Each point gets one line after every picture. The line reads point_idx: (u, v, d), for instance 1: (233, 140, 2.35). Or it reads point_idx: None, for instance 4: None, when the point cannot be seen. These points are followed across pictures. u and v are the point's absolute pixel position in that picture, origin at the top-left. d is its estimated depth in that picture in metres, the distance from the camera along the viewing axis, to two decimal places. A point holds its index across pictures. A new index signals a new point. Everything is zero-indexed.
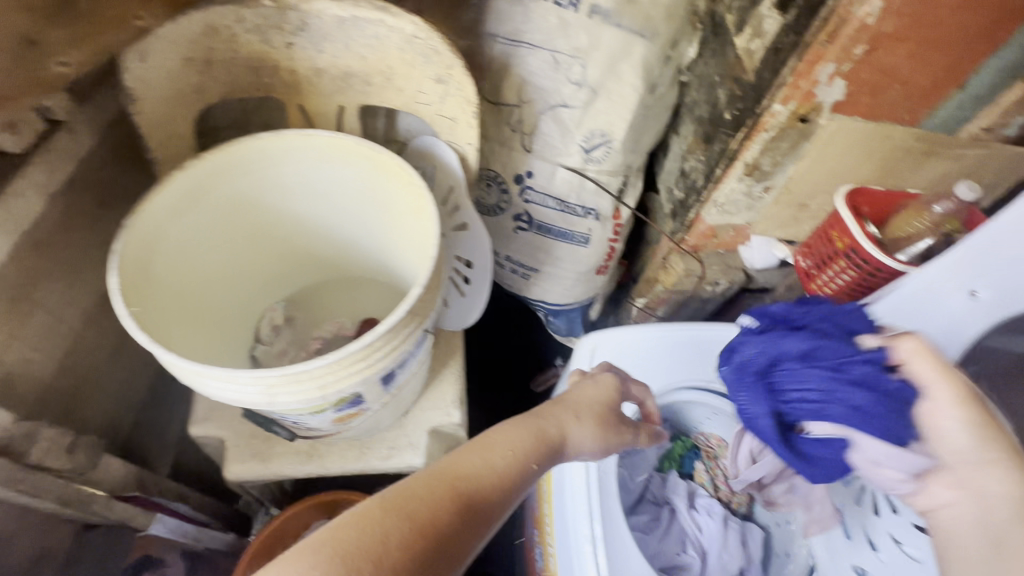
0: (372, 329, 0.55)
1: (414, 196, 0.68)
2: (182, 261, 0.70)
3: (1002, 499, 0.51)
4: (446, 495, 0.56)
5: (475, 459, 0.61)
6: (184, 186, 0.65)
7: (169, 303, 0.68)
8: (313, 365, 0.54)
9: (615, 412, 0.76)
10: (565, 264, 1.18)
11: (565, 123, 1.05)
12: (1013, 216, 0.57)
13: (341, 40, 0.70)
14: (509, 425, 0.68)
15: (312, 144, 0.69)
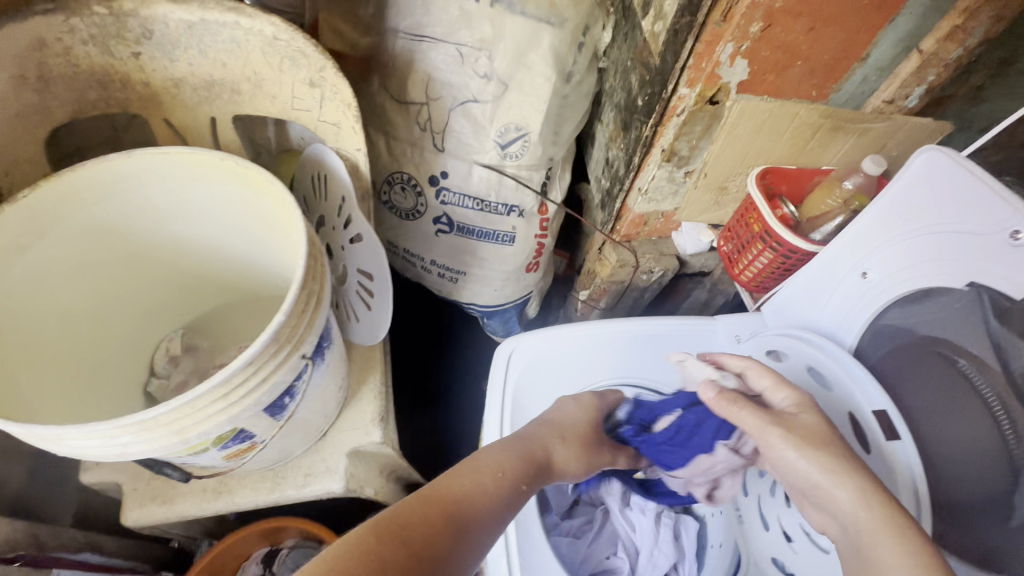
0: (230, 363, 0.50)
1: (285, 209, 0.63)
2: (35, 302, 0.64)
3: (849, 512, 0.52)
4: (439, 518, 0.55)
5: (466, 482, 0.60)
6: (23, 218, 0.58)
7: (24, 349, 0.62)
8: (159, 411, 0.48)
9: (598, 431, 0.75)
10: (492, 265, 1.16)
11: (477, 119, 1.01)
12: (897, 191, 0.57)
13: (196, 46, 0.64)
14: (499, 446, 0.67)
15: (169, 161, 0.63)
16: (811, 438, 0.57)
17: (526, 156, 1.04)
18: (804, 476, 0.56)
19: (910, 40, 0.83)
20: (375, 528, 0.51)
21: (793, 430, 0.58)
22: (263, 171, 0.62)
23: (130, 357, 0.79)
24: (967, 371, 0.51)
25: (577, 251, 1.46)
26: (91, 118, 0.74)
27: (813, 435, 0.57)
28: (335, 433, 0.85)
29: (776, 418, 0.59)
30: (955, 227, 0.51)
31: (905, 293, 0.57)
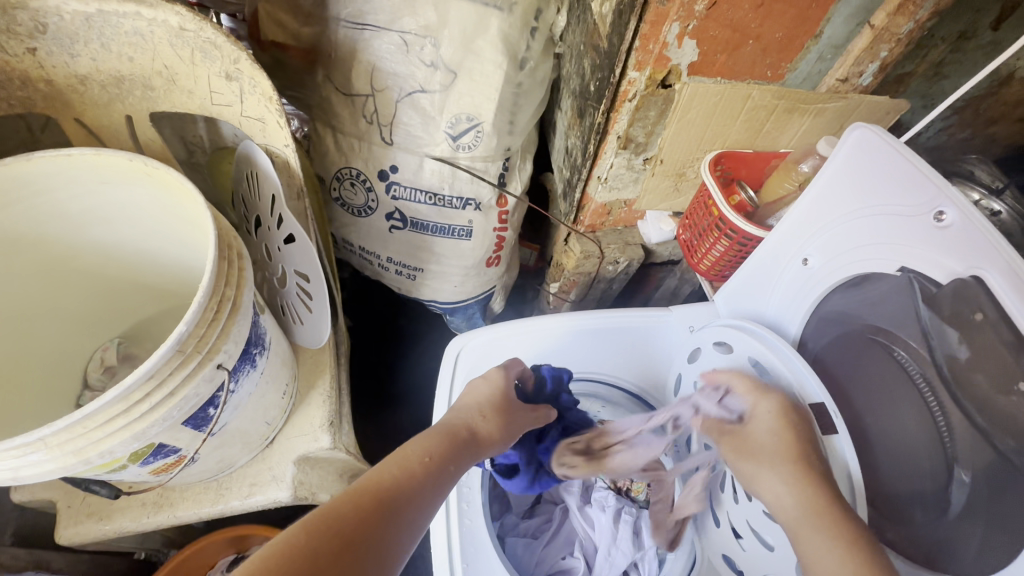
0: (128, 375, 0.48)
1: (201, 212, 0.60)
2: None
3: (786, 498, 0.53)
4: (368, 506, 0.51)
5: (396, 467, 0.57)
6: None
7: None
8: (51, 429, 0.46)
9: (513, 398, 0.73)
10: (450, 260, 1.13)
11: (426, 110, 0.97)
12: (828, 178, 0.56)
13: (97, 39, 0.60)
14: (424, 434, 0.64)
15: (75, 163, 0.59)
16: (751, 448, 0.58)
17: (479, 147, 1.01)
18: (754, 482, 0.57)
19: (863, 15, 0.80)
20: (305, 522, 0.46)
21: (744, 443, 0.59)
22: (175, 172, 0.58)
23: (59, 369, 0.76)
24: (904, 361, 0.51)
25: (547, 244, 1.42)
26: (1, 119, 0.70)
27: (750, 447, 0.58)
28: (282, 441, 0.82)
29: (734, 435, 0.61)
30: (887, 212, 0.50)
31: (840, 280, 0.57)
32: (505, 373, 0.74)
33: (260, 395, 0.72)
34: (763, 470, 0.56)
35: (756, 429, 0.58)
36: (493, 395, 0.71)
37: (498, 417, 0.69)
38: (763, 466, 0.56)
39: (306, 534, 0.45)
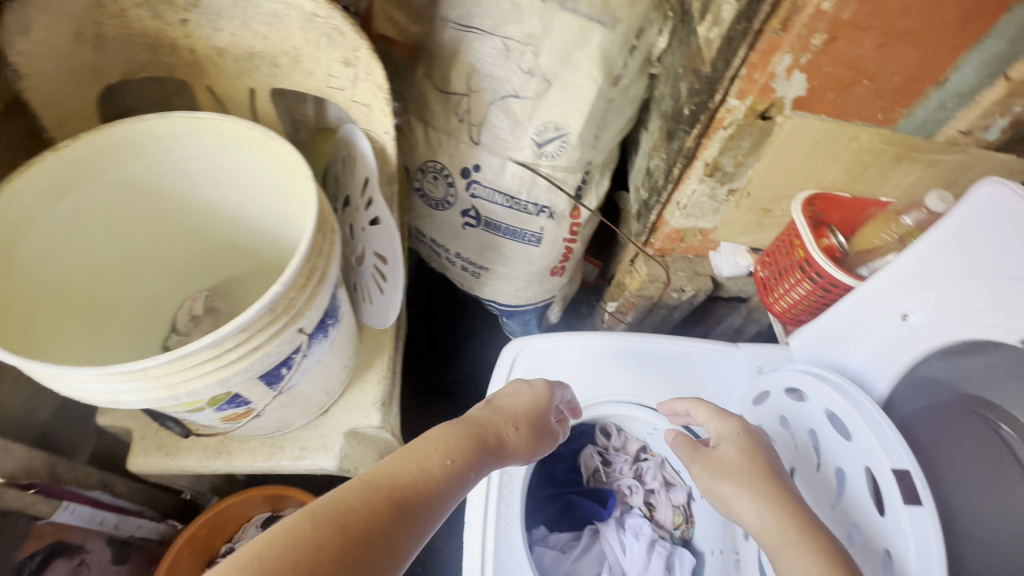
0: (221, 326, 0.51)
1: (304, 188, 0.64)
2: (67, 242, 0.66)
3: (757, 518, 0.57)
4: (383, 503, 0.52)
5: (415, 470, 0.57)
6: (61, 168, 0.60)
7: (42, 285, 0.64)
8: (149, 364, 0.50)
9: (547, 416, 0.72)
10: (516, 264, 1.13)
11: (516, 115, 1.00)
12: (939, 236, 0.52)
13: (240, 17, 0.65)
14: (454, 431, 0.63)
15: (201, 124, 0.64)
16: (717, 467, 0.62)
17: (562, 157, 1.02)
18: (725, 502, 0.61)
19: (997, 67, 0.75)
20: (315, 517, 0.48)
21: (709, 463, 0.64)
22: (287, 145, 0.63)
23: (153, 309, 0.82)
24: (1007, 436, 0.48)
25: (611, 262, 1.40)
26: (144, 81, 0.77)
27: (725, 463, 0.62)
28: (336, 411, 0.86)
29: (700, 454, 0.65)
30: (1009, 276, 0.46)
31: (941, 345, 0.53)
32: (548, 392, 0.73)
33: (323, 364, 0.74)
34: (744, 492, 0.59)
35: (722, 448, 0.63)
36: (531, 404, 0.71)
37: (533, 432, 0.69)
38: (744, 487, 0.59)
39: (312, 529, 0.47)
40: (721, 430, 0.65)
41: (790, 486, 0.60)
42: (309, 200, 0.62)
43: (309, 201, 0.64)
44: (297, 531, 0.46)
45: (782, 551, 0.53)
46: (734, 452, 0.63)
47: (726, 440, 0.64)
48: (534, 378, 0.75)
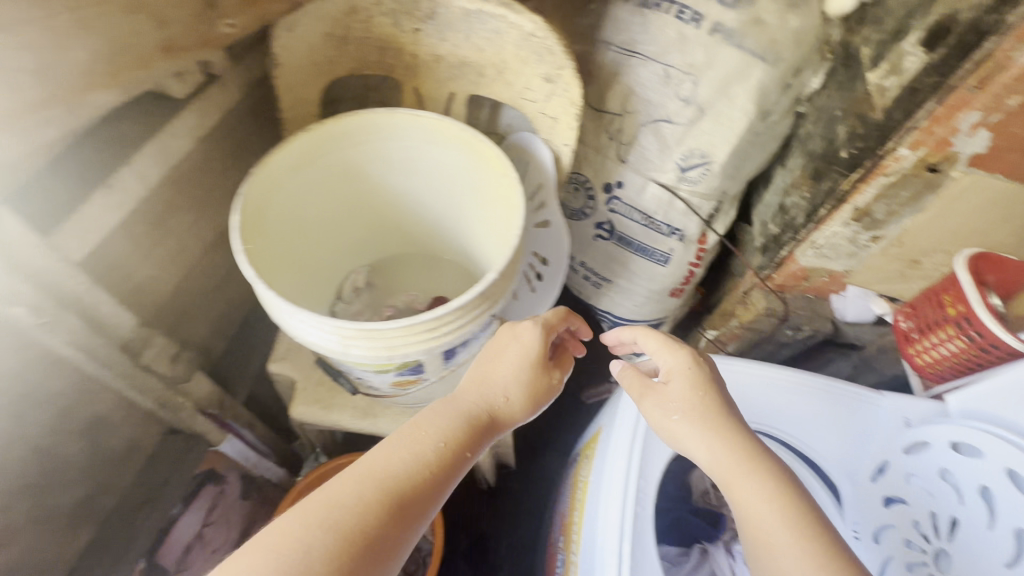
0: (445, 304, 0.60)
1: (505, 187, 0.72)
2: (293, 213, 0.75)
3: (709, 458, 0.61)
4: (378, 497, 0.52)
5: (408, 461, 0.56)
6: (305, 146, 0.70)
7: (276, 248, 0.74)
8: (387, 327, 0.58)
9: (543, 368, 0.68)
10: (640, 281, 1.17)
11: (665, 139, 1.03)
12: None
13: (465, 31, 0.74)
14: (445, 418, 0.62)
15: (416, 121, 0.73)
16: (665, 400, 0.65)
17: (703, 184, 1.05)
18: (676, 438, 0.64)
19: None
20: (308, 519, 0.49)
21: (659, 397, 0.66)
22: (494, 147, 0.70)
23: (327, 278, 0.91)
24: None
25: (715, 290, 1.41)
26: (353, 76, 0.87)
27: (680, 401, 0.64)
28: None
29: (651, 389, 0.67)
30: None
31: None
32: (540, 339, 0.68)
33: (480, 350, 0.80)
34: (696, 430, 0.62)
35: (674, 384, 0.65)
36: (519, 359, 0.67)
37: (524, 392, 0.67)
38: (697, 426, 0.62)
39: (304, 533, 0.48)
40: (671, 366, 0.66)
41: (735, 414, 0.63)
42: (511, 193, 0.70)
43: (507, 194, 0.72)
44: (291, 534, 0.48)
45: (736, 483, 0.58)
46: (685, 391, 0.64)
47: (679, 376, 0.65)
48: (522, 327, 0.69)
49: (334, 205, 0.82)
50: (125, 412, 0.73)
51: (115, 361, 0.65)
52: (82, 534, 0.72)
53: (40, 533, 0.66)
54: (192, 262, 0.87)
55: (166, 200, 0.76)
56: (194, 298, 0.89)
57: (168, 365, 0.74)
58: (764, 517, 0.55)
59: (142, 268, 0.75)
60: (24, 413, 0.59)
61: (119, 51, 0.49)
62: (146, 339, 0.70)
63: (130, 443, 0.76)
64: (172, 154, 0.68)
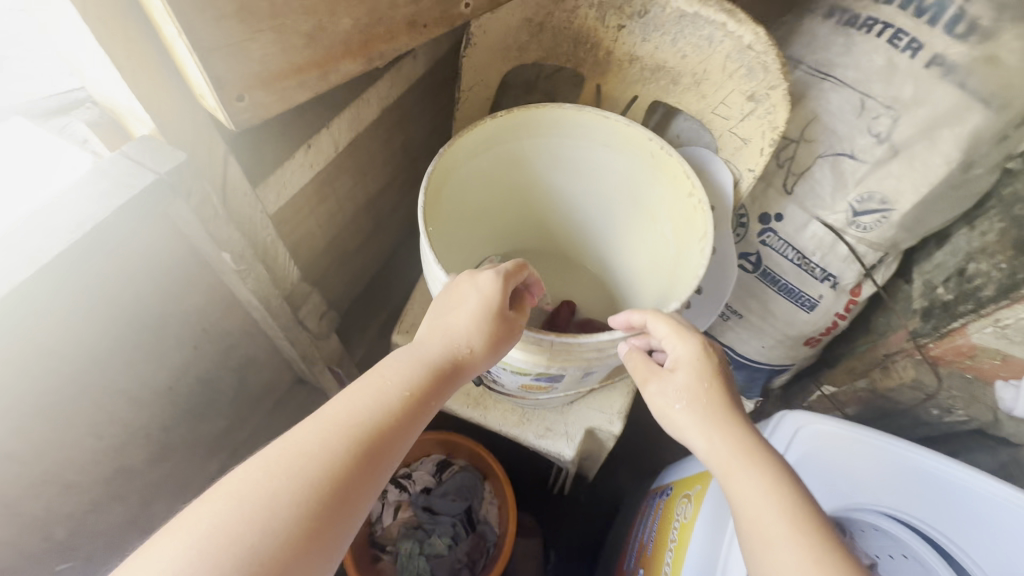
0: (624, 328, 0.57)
1: (687, 206, 0.67)
2: (459, 196, 0.74)
3: (707, 448, 0.54)
4: (343, 446, 0.46)
5: (367, 409, 0.49)
6: (487, 132, 0.69)
7: (441, 228, 0.73)
8: (562, 339, 0.57)
9: (510, 319, 0.58)
10: (776, 322, 1.08)
11: (843, 175, 0.91)
12: None
13: (673, 34, 0.69)
14: (401, 367, 0.53)
15: (601, 121, 0.69)
16: (663, 381, 0.58)
17: (875, 232, 0.92)
18: (679, 429, 0.57)
19: None
20: (260, 472, 0.43)
21: (661, 381, 0.58)
22: (683, 163, 0.65)
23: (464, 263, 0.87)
24: None
25: (844, 343, 1.25)
26: (529, 65, 0.83)
27: (679, 387, 0.57)
28: (581, 406, 0.89)
29: (654, 372, 0.59)
30: None
31: None
32: (500, 286, 0.58)
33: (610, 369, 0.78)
34: (693, 415, 0.56)
35: (679, 372, 0.57)
36: (481, 305, 0.57)
37: (485, 345, 0.57)
38: (699, 414, 0.55)
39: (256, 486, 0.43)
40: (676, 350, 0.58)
41: (742, 410, 0.57)
42: (696, 214, 0.65)
43: (689, 214, 0.67)
44: (244, 487, 0.43)
45: (731, 475, 0.52)
46: (690, 379, 0.57)
47: (688, 363, 0.57)
48: (479, 274, 0.58)
49: (491, 193, 0.80)
50: (270, 355, 0.76)
51: (284, 311, 0.68)
52: (215, 460, 0.77)
53: (185, 454, 0.70)
54: (344, 222, 0.90)
55: (339, 160, 0.78)
56: (338, 257, 0.93)
57: (315, 321, 0.76)
58: (761, 509, 0.49)
59: (307, 223, 0.78)
60: (201, 345, 0.63)
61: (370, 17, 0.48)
62: (305, 295, 0.72)
63: (266, 384, 0.79)
64: (361, 121, 0.69)
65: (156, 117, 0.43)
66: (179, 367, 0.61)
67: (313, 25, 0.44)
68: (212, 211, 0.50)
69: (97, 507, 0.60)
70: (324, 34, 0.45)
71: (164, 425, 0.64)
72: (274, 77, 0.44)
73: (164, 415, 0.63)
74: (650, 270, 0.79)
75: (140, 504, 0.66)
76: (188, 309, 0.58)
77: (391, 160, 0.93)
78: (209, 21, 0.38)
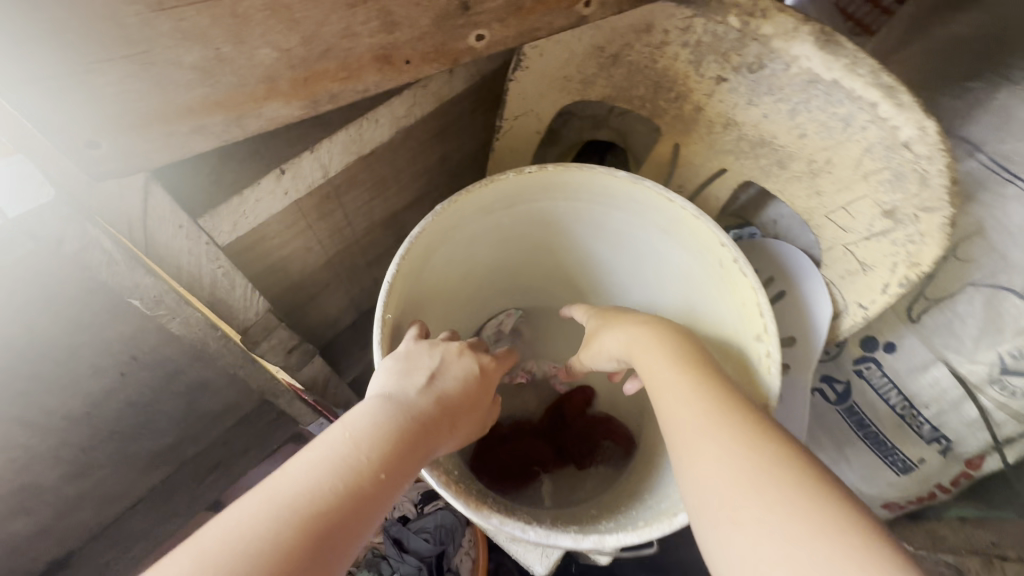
0: (596, 539, 0.40)
1: (750, 353, 0.46)
2: (461, 256, 0.56)
3: (618, 346, 0.47)
4: (306, 546, 0.28)
5: (338, 482, 0.31)
6: (506, 187, 0.50)
7: (431, 298, 0.56)
8: (522, 532, 0.40)
9: (490, 390, 0.45)
10: (849, 470, 0.74)
11: (1002, 316, 0.55)
12: None
13: (793, 103, 0.48)
14: (378, 420, 0.35)
15: (661, 202, 0.49)
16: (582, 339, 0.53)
17: None
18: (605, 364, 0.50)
19: None
20: None
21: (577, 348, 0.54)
22: (761, 293, 0.44)
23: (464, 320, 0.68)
24: None
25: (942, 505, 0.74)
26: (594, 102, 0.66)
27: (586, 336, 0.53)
28: None
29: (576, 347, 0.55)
30: None
31: None
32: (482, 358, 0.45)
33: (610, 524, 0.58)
34: (603, 328, 0.50)
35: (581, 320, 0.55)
36: (467, 373, 0.43)
37: (468, 398, 0.42)
38: (609, 321, 0.50)
39: None
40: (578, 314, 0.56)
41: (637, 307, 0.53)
42: (757, 372, 0.45)
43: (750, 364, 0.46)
44: None
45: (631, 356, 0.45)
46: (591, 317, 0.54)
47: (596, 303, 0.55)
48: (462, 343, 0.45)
49: (510, 248, 0.61)
50: (229, 380, 0.67)
51: (232, 352, 0.59)
52: (156, 472, 0.71)
53: (116, 469, 0.64)
54: (353, 237, 0.78)
55: (346, 175, 0.66)
56: (343, 271, 0.82)
57: (281, 355, 0.65)
58: (660, 373, 0.41)
59: (299, 237, 0.68)
60: (130, 372, 0.54)
61: (304, 51, 0.38)
62: (267, 329, 0.60)
63: (225, 404, 0.71)
64: (363, 144, 0.56)
65: (35, 165, 0.37)
66: (99, 395, 0.54)
67: (201, 56, 0.35)
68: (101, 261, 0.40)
69: None
70: (223, 66, 0.36)
71: (81, 446, 0.57)
72: (152, 117, 0.36)
73: (80, 437, 0.56)
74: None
75: (53, 515, 0.61)
76: (110, 337, 0.49)
77: (421, 174, 0.79)
78: (29, 55, 0.31)
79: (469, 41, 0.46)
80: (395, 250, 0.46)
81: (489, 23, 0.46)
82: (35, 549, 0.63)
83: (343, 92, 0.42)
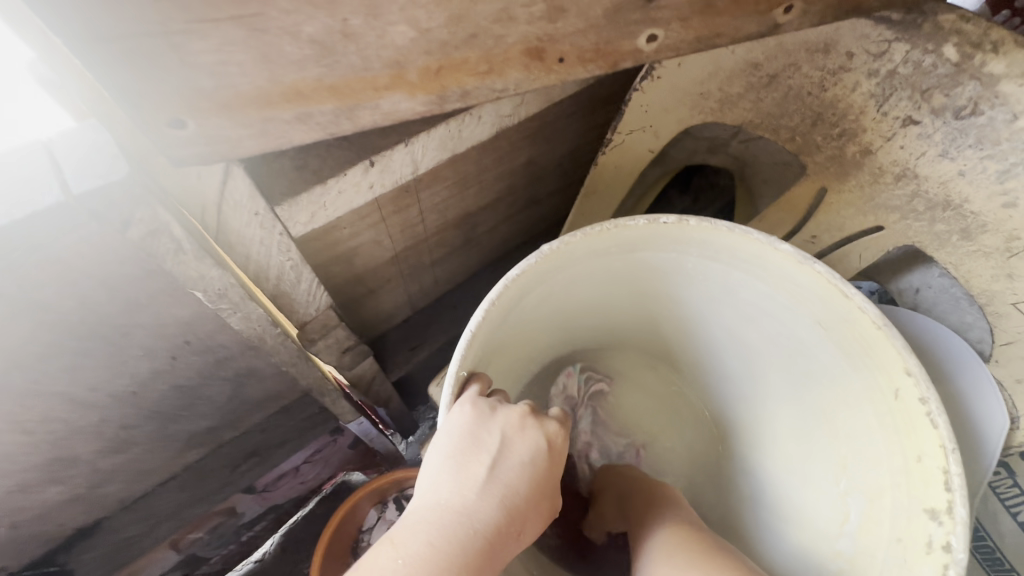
0: None
1: (917, 523, 0.35)
2: (552, 302, 0.45)
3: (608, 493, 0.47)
4: None
5: None
6: (645, 235, 0.40)
7: (510, 334, 0.44)
8: None
9: (559, 475, 0.37)
10: None
11: None
12: None
13: (1008, 163, 0.41)
14: (434, 540, 0.30)
15: (829, 296, 0.38)
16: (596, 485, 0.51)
17: None
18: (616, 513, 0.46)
19: None
20: None
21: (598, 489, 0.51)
22: (952, 458, 0.34)
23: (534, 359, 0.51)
24: None
25: None
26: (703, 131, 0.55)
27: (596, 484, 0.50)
28: None
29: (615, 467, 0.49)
30: None
31: None
32: (547, 437, 0.37)
33: None
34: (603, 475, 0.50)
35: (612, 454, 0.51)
36: (531, 457, 0.35)
37: (536, 491, 0.35)
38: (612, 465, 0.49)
39: None
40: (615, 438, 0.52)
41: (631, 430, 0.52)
42: (924, 557, 0.34)
43: (909, 537, 0.36)
44: None
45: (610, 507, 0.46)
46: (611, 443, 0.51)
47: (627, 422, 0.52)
48: (525, 411, 0.37)
49: (610, 299, 0.49)
50: (278, 373, 0.63)
51: (286, 348, 0.53)
52: (190, 454, 0.67)
53: (154, 447, 0.61)
54: (426, 236, 0.72)
55: (435, 174, 0.59)
56: (409, 267, 0.76)
57: (334, 354, 0.62)
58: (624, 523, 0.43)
59: (373, 230, 0.62)
60: (181, 356, 0.50)
61: (445, 35, 0.34)
62: (326, 326, 0.57)
63: (270, 394, 0.66)
64: (468, 143, 0.50)
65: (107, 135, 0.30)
66: (145, 376, 0.49)
67: (324, 28, 0.30)
68: (168, 250, 0.35)
69: (30, 486, 0.53)
70: (348, 43, 0.31)
71: (122, 424, 0.54)
72: (248, 100, 0.31)
73: (122, 416, 0.53)
74: (765, 519, 0.45)
75: (85, 486, 0.59)
76: (164, 321, 0.44)
77: (510, 179, 0.72)
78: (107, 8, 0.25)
79: (639, 41, 0.42)
80: (490, 291, 0.37)
81: (666, 24, 0.42)
82: (62, 517, 0.61)
83: (476, 89, 0.38)
